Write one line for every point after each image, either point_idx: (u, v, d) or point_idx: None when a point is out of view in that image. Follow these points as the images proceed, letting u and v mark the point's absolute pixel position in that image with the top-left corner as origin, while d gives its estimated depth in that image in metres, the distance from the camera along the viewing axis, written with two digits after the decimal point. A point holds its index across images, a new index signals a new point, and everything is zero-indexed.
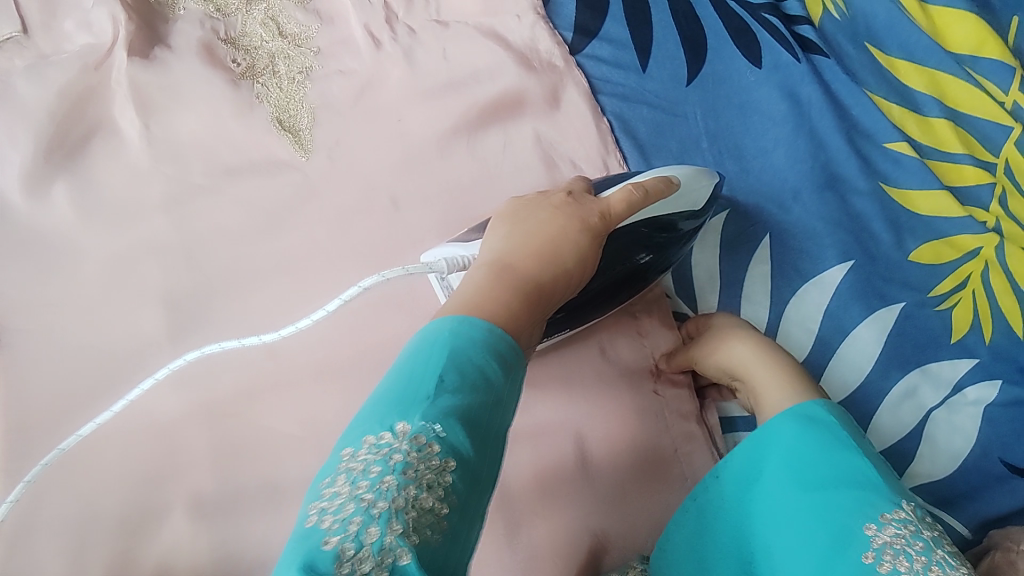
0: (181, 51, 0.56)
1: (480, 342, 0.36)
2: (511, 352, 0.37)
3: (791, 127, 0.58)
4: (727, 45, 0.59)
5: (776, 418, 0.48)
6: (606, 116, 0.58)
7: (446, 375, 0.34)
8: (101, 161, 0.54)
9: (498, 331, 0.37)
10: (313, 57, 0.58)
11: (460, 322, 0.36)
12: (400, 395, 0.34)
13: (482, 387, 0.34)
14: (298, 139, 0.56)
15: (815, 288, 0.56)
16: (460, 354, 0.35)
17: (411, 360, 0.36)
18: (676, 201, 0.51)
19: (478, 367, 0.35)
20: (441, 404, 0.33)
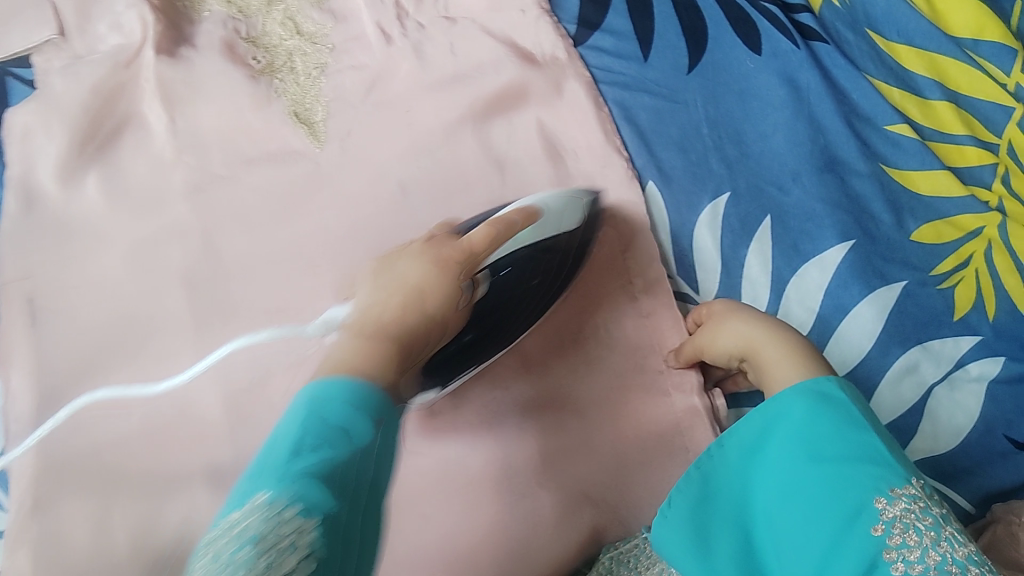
0: (204, 51, 0.59)
1: (342, 400, 0.35)
2: (381, 407, 0.37)
3: (790, 112, 0.59)
4: (727, 34, 0.61)
5: (788, 391, 0.45)
6: (608, 105, 0.60)
7: (304, 437, 0.33)
8: (128, 152, 0.57)
9: (363, 386, 0.37)
10: (327, 53, 0.61)
11: (314, 388, 0.36)
12: (263, 467, 0.33)
13: (350, 441, 0.34)
14: (312, 130, 0.59)
15: (815, 268, 0.56)
16: (320, 410, 0.34)
17: (279, 429, 0.35)
18: (548, 227, 0.52)
19: (336, 421, 0.34)
20: (295, 467, 0.32)
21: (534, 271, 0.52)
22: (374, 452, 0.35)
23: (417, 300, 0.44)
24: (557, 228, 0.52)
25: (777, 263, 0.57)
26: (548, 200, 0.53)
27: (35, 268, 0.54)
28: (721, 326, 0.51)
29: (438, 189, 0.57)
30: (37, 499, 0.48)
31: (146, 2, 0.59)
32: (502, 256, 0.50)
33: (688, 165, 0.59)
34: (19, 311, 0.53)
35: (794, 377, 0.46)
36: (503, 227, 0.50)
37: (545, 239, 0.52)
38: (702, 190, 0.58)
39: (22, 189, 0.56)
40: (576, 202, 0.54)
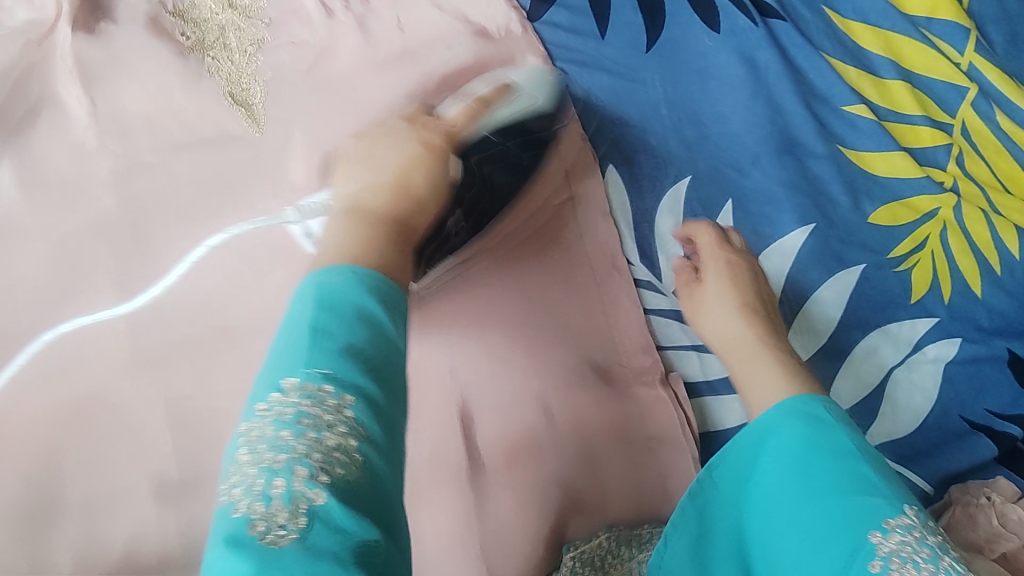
0: (125, 23, 0.54)
1: (351, 282, 0.37)
2: (388, 291, 0.38)
3: (749, 92, 0.57)
4: (684, 10, 0.59)
5: (755, 423, 0.43)
6: (565, 84, 0.57)
7: (321, 322, 0.34)
8: (44, 138, 0.52)
9: (367, 269, 0.38)
10: (264, 28, 0.57)
11: (321, 273, 0.37)
12: (287, 351, 0.34)
13: (365, 322, 0.35)
14: (250, 113, 0.54)
15: (776, 255, 0.56)
16: (335, 302, 0.35)
17: (293, 311, 0.36)
18: (523, 103, 0.53)
19: (351, 306, 0.35)
20: (323, 350, 0.33)
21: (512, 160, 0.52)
22: (395, 329, 0.37)
23: (404, 191, 0.45)
24: (531, 100, 0.53)
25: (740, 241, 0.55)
26: (525, 77, 0.54)
27: None
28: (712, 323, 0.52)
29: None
30: None
31: None
32: (482, 136, 0.50)
33: (647, 148, 0.57)
34: None
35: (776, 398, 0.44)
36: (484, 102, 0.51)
37: (524, 110, 0.52)
38: (663, 174, 0.57)
39: None
40: (546, 79, 0.55)
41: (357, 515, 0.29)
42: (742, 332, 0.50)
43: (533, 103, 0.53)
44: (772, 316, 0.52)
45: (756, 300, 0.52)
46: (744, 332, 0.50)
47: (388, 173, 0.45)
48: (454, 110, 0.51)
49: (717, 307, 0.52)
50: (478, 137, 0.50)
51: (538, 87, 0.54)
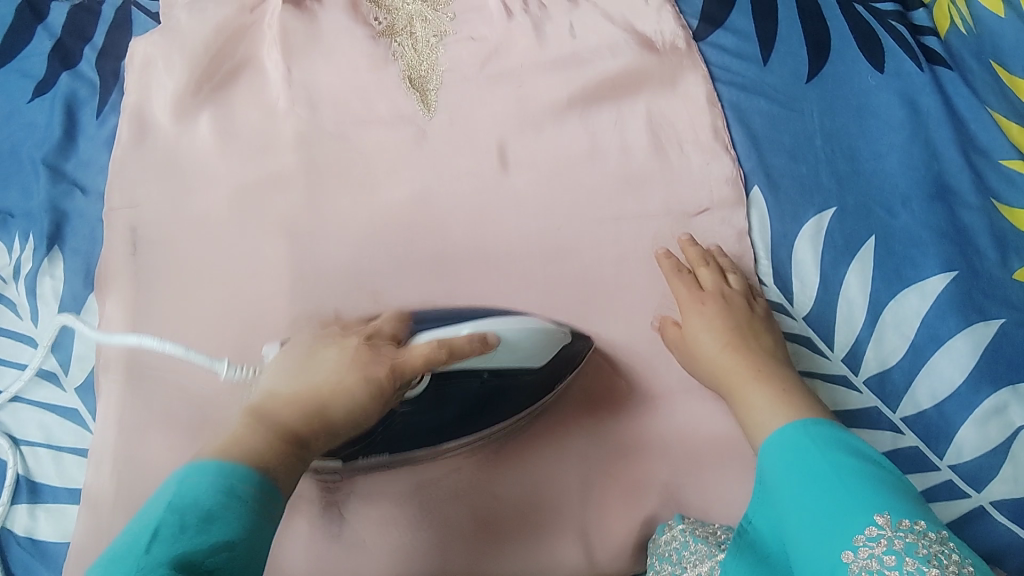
0: (329, 6, 0.59)
1: (212, 483, 0.38)
2: (251, 483, 0.38)
3: (907, 135, 0.58)
4: (851, 48, 0.60)
5: (769, 444, 0.45)
6: (724, 105, 0.59)
7: (161, 530, 0.35)
8: (242, 95, 0.57)
9: (234, 465, 0.39)
10: (448, 22, 0.61)
11: (188, 472, 0.38)
12: (123, 551, 0.35)
13: (213, 523, 0.36)
14: (424, 98, 0.58)
15: (914, 295, 0.56)
16: (184, 505, 0.36)
17: (141, 517, 0.37)
18: (496, 358, 0.47)
19: (200, 505, 0.36)
20: (150, 557, 0.34)
21: (452, 410, 0.48)
22: (247, 543, 0.36)
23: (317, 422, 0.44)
24: (512, 359, 0.48)
25: (750, 292, 0.54)
26: (515, 329, 0.48)
27: (143, 198, 0.55)
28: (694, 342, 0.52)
29: (541, 169, 0.57)
30: (129, 416, 0.49)
31: None
32: (452, 372, 0.46)
33: (797, 175, 0.57)
34: (122, 238, 0.54)
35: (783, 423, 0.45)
36: (448, 348, 0.46)
37: (499, 367, 0.47)
38: (808, 203, 0.57)
39: (136, 119, 0.56)
40: (548, 335, 0.49)
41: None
42: (710, 346, 0.51)
43: (524, 360, 0.48)
44: (749, 346, 0.51)
45: (729, 333, 0.52)
46: (712, 348, 0.51)
47: (322, 378, 0.45)
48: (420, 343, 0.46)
49: (697, 338, 0.52)
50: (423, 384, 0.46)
51: (516, 348, 0.48)
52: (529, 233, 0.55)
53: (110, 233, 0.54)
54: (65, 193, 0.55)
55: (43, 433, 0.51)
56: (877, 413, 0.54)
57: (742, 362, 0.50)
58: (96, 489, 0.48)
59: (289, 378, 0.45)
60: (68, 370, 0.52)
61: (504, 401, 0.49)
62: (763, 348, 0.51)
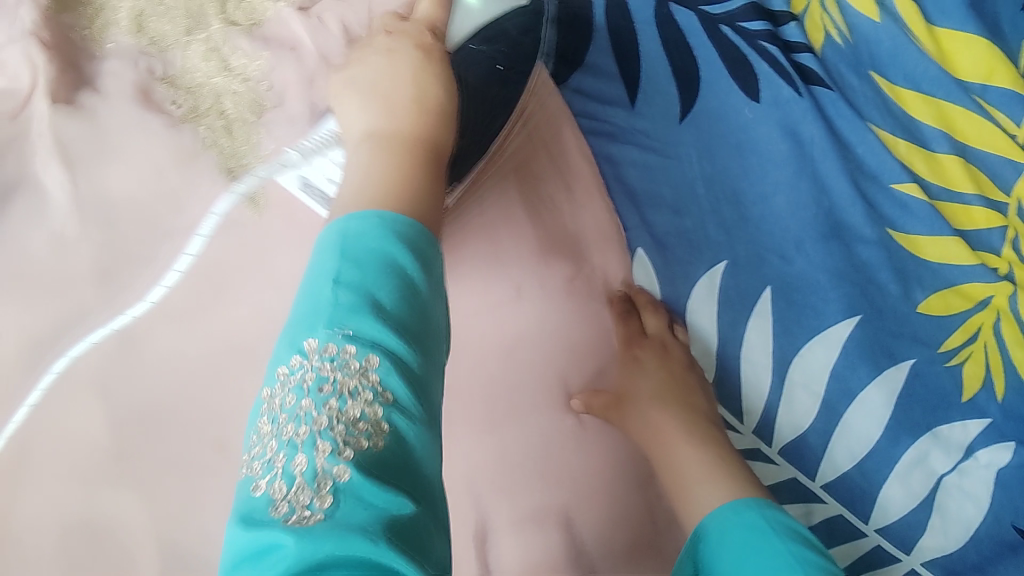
0: (112, 97, 0.48)
1: (382, 227, 0.35)
2: (421, 241, 0.36)
3: (793, 170, 0.53)
4: (721, 78, 0.54)
5: (717, 514, 0.44)
6: (594, 159, 0.53)
7: (340, 274, 0.33)
8: (17, 224, 0.46)
9: (398, 215, 0.36)
10: (265, 93, 0.50)
11: (345, 222, 0.35)
12: (303, 314, 0.34)
13: (394, 274, 0.34)
14: (249, 192, 0.49)
15: (820, 345, 0.51)
16: (360, 252, 0.34)
17: (307, 279, 0.35)
18: (494, 1, 0.46)
19: (388, 251, 0.35)
20: (341, 304, 0.33)
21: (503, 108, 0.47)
22: (428, 284, 0.35)
23: (439, 153, 0.41)
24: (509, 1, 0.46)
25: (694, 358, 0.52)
26: None
27: None
28: (635, 386, 0.50)
29: None
30: None
31: (34, 37, 0.48)
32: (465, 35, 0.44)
33: (681, 231, 0.52)
34: None
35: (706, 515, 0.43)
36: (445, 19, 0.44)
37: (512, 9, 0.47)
38: (697, 260, 0.52)
39: None
40: None
41: (380, 483, 0.30)
42: (648, 383, 0.51)
43: (517, 1, 0.47)
44: (683, 398, 0.50)
45: (664, 388, 0.50)
46: (649, 384, 0.50)
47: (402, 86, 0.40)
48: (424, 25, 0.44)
49: (634, 383, 0.50)
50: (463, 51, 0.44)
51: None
52: None
53: None
54: None
55: None
56: (795, 484, 0.50)
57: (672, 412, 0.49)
58: None
59: (374, 108, 0.40)
60: None
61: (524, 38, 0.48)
62: (683, 414, 0.49)
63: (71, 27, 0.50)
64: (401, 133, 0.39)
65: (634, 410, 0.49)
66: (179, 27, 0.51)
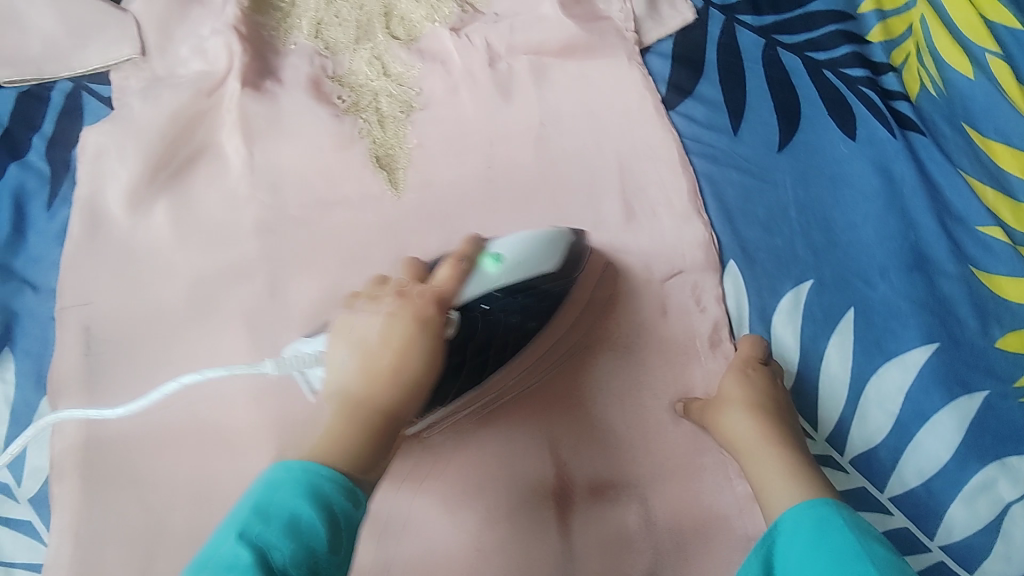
0: (290, 87, 0.58)
1: (300, 492, 0.38)
2: (336, 493, 0.39)
3: (882, 203, 0.58)
4: (821, 115, 0.60)
5: (790, 513, 0.45)
6: (695, 177, 0.58)
7: (240, 552, 0.35)
8: (202, 183, 0.55)
9: (327, 471, 0.40)
10: (414, 97, 0.60)
11: (270, 485, 0.39)
12: (202, 563, 0.36)
13: (299, 538, 0.37)
14: (391, 176, 0.57)
15: (897, 367, 0.54)
16: (272, 522, 0.37)
17: (213, 539, 0.37)
18: (523, 269, 0.49)
19: (296, 514, 0.37)
20: (235, 568, 0.35)
21: (524, 308, 0.49)
22: (330, 569, 0.37)
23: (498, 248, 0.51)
24: (538, 269, 0.49)
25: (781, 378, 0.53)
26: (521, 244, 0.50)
27: (95, 295, 0.52)
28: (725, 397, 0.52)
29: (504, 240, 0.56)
30: (83, 534, 0.47)
31: (234, 31, 0.58)
32: (478, 292, 0.48)
33: (772, 248, 0.57)
34: (74, 339, 0.51)
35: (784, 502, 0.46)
36: (469, 258, 0.49)
37: (528, 276, 0.49)
38: (786, 276, 0.56)
39: (90, 211, 0.54)
40: (553, 243, 0.51)
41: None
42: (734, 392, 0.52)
43: (551, 264, 0.50)
44: (766, 410, 0.51)
45: (749, 397, 0.51)
46: (734, 392, 0.52)
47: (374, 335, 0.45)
48: (442, 275, 0.48)
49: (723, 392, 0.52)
50: (468, 299, 0.47)
51: (527, 261, 0.49)
52: None
53: (61, 334, 0.51)
54: (12, 291, 0.53)
55: None
56: (864, 493, 0.52)
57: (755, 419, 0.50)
58: None
59: (353, 368, 0.44)
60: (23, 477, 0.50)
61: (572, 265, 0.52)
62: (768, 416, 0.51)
63: (262, 28, 0.60)
64: (364, 399, 0.43)
65: (718, 413, 0.51)
66: (350, 37, 0.62)
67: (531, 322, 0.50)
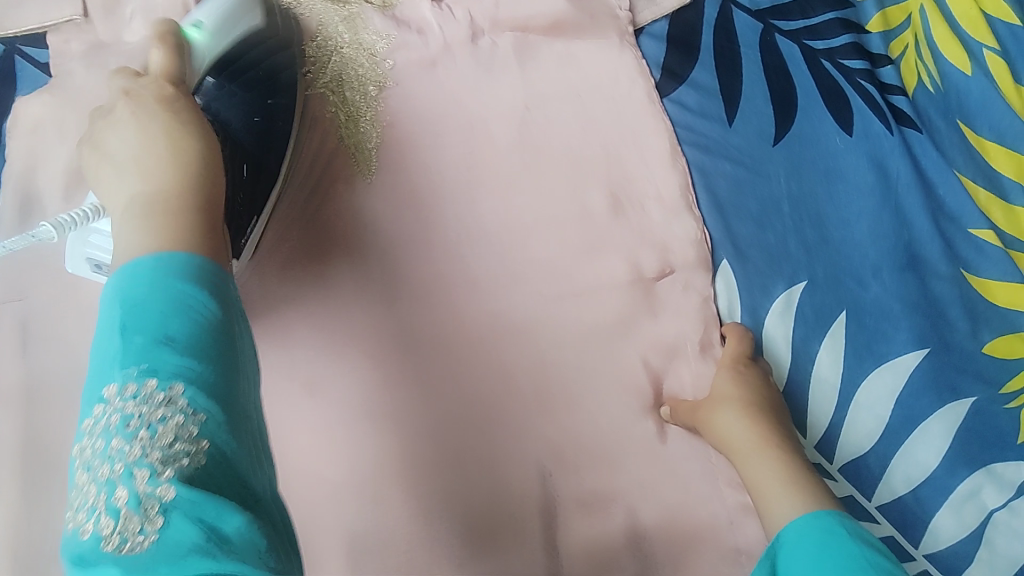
0: None
1: (165, 269, 0.31)
2: (202, 261, 0.32)
3: (877, 201, 0.56)
4: (817, 106, 0.58)
5: (795, 525, 0.41)
6: (688, 169, 0.56)
7: (130, 335, 0.29)
8: None
9: (174, 250, 0.32)
10: (388, 71, 0.55)
11: (127, 271, 0.31)
12: (98, 363, 0.30)
13: (189, 306, 0.30)
14: (362, 156, 0.53)
15: (888, 372, 0.53)
16: (147, 296, 0.30)
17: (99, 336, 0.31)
18: (230, 31, 0.46)
19: (177, 286, 0.31)
20: (134, 348, 0.29)
21: (250, 88, 0.48)
22: (229, 321, 0.32)
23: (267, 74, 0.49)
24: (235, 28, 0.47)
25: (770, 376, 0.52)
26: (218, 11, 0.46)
27: (31, 288, 0.47)
28: (718, 396, 0.50)
29: (480, 234, 0.53)
30: (20, 551, 0.41)
31: None
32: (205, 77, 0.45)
33: (765, 245, 0.55)
34: (9, 337, 0.46)
35: (789, 510, 0.43)
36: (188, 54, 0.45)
37: (235, 41, 0.47)
38: (778, 275, 0.54)
39: (24, 191, 0.48)
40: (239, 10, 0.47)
41: (211, 493, 0.27)
42: (727, 392, 0.50)
43: (251, 25, 0.48)
44: (764, 412, 0.49)
45: (746, 398, 0.49)
46: (727, 393, 0.50)
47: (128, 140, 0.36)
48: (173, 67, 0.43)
49: (719, 391, 0.50)
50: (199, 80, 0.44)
51: (223, 30, 0.46)
52: (479, 317, 0.51)
53: None
54: None
55: None
56: (853, 501, 0.51)
57: (752, 422, 0.48)
58: None
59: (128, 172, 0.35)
60: None
61: (283, 71, 0.50)
62: (763, 421, 0.48)
63: None
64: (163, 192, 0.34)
65: (712, 413, 0.49)
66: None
67: (264, 100, 0.49)
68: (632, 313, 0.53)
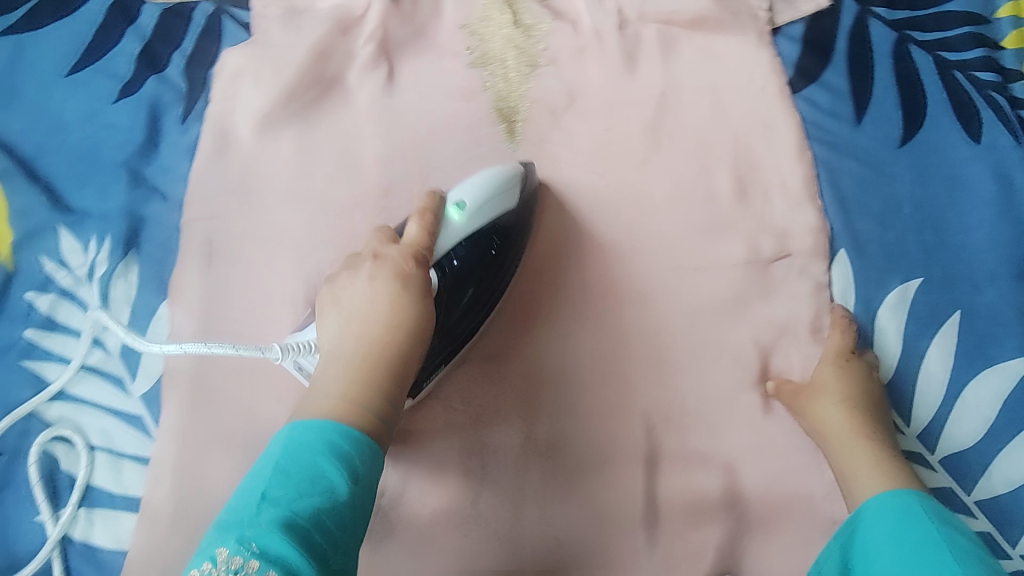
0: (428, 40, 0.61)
1: (317, 439, 0.40)
2: (354, 440, 0.41)
3: (999, 211, 0.57)
4: (946, 117, 0.59)
5: (871, 502, 0.46)
6: (815, 163, 0.58)
7: (268, 493, 0.38)
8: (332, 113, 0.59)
9: (338, 424, 0.41)
10: (541, 52, 0.61)
11: (286, 442, 0.41)
12: (228, 522, 0.38)
13: (319, 490, 0.39)
14: (510, 127, 0.59)
15: (996, 375, 0.54)
16: (289, 476, 0.39)
17: (243, 489, 0.40)
18: (487, 209, 0.51)
19: (314, 475, 0.39)
20: (254, 525, 0.37)
21: (487, 240, 0.51)
22: (348, 513, 0.39)
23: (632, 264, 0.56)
24: (495, 210, 0.52)
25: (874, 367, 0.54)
26: (479, 194, 0.51)
27: (220, 212, 0.57)
28: (821, 382, 0.52)
29: (610, 205, 0.57)
30: (189, 434, 0.52)
31: None
32: (450, 245, 0.50)
33: (884, 242, 0.57)
34: (197, 252, 0.56)
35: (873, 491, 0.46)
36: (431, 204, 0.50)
37: (489, 220, 0.51)
38: (893, 271, 0.56)
39: (221, 133, 0.59)
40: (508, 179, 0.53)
41: None
42: (829, 379, 0.52)
43: (507, 207, 0.52)
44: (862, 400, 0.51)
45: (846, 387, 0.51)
46: (828, 379, 0.52)
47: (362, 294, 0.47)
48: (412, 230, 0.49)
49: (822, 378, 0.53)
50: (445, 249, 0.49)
51: (483, 211, 0.51)
52: (602, 281, 0.56)
53: (185, 244, 0.56)
54: (144, 198, 0.58)
55: (104, 439, 0.53)
56: (950, 493, 0.52)
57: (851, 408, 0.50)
58: (154, 503, 0.51)
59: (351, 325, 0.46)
60: (136, 375, 0.54)
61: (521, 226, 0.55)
62: (866, 407, 0.51)
63: None
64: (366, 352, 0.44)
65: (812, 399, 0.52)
66: None
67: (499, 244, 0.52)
68: (748, 289, 0.55)
